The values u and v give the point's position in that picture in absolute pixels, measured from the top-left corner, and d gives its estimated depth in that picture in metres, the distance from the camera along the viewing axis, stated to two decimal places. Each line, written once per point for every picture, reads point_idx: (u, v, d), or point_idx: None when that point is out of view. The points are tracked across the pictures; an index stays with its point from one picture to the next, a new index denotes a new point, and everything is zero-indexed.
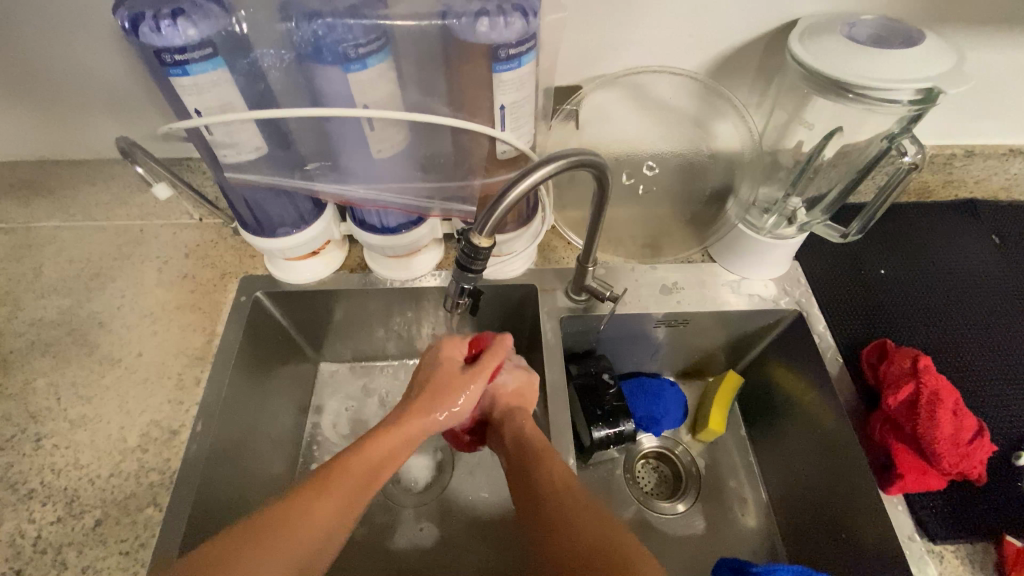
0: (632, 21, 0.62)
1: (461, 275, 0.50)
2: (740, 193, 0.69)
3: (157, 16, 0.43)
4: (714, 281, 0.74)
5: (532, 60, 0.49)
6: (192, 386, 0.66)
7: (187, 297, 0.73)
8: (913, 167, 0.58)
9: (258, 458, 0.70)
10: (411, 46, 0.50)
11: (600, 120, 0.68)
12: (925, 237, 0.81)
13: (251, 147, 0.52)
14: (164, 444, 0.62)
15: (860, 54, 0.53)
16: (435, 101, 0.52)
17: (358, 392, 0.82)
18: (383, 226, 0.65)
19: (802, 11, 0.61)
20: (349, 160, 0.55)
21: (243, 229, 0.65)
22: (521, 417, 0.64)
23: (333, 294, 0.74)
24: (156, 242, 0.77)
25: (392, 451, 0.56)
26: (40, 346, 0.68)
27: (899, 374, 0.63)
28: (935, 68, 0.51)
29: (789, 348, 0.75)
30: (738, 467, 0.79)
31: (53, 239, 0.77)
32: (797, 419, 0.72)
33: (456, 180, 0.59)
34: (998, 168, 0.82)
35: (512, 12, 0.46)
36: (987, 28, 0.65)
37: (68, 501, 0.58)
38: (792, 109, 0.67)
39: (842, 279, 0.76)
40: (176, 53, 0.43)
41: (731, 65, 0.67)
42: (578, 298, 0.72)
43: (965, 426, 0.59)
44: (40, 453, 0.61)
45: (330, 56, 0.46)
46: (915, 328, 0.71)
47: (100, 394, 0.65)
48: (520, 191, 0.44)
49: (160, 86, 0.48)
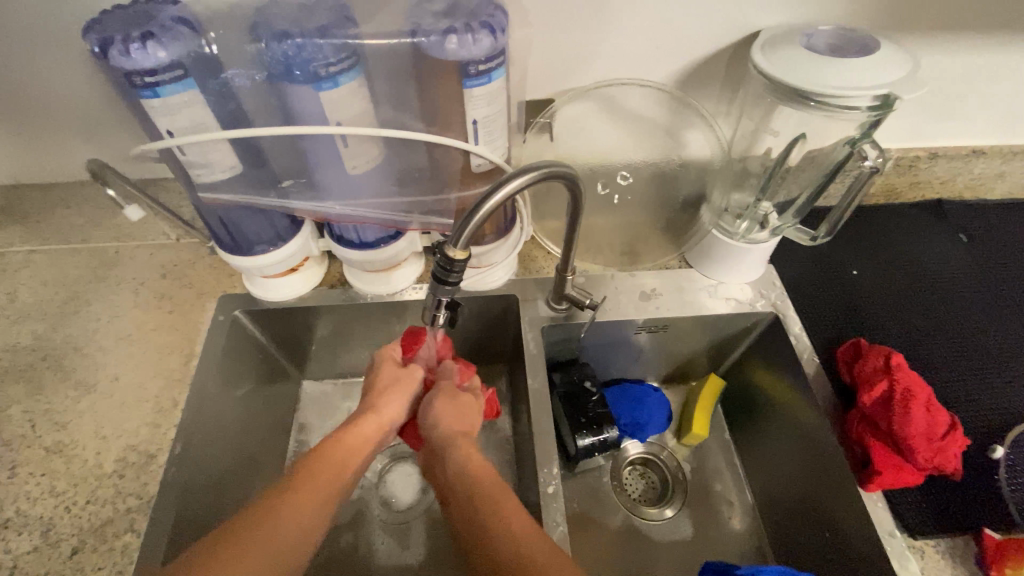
0: (601, 35, 0.64)
1: (438, 288, 0.50)
2: (713, 199, 0.73)
3: (126, 39, 0.43)
4: (691, 286, 0.74)
5: (501, 76, 0.50)
6: (170, 408, 0.65)
7: (164, 318, 0.72)
8: (875, 170, 0.60)
9: (240, 479, 0.69)
10: (382, 64, 0.50)
11: (574, 131, 0.69)
12: (895, 238, 0.83)
13: (225, 166, 0.52)
14: (142, 469, 0.61)
15: (820, 64, 0.55)
16: (409, 117, 0.53)
17: (342, 409, 0.82)
18: (361, 241, 0.65)
19: (764, 23, 0.63)
20: (324, 177, 0.55)
21: (220, 247, 0.64)
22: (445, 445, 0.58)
23: (313, 311, 0.73)
24: (133, 264, 0.76)
25: (357, 445, 0.59)
26: (14, 372, 0.67)
27: (872, 372, 0.64)
28: (890, 76, 0.53)
29: (767, 350, 0.76)
30: (724, 470, 0.80)
31: (26, 263, 0.76)
32: (779, 420, 0.73)
33: (433, 194, 0.59)
34: (962, 169, 0.84)
35: (480, 29, 0.47)
36: (941, 35, 0.67)
37: (43, 530, 0.57)
38: (759, 118, 0.68)
39: (817, 281, 0.78)
40: (146, 75, 0.44)
41: (699, 75, 0.69)
42: (558, 307, 0.73)
43: (938, 421, 0.61)
44: (13, 482, 0.60)
45: (301, 75, 0.46)
46: (888, 327, 0.73)
47: (76, 419, 0.64)
48: (494, 203, 0.45)
49: (131, 108, 0.48)
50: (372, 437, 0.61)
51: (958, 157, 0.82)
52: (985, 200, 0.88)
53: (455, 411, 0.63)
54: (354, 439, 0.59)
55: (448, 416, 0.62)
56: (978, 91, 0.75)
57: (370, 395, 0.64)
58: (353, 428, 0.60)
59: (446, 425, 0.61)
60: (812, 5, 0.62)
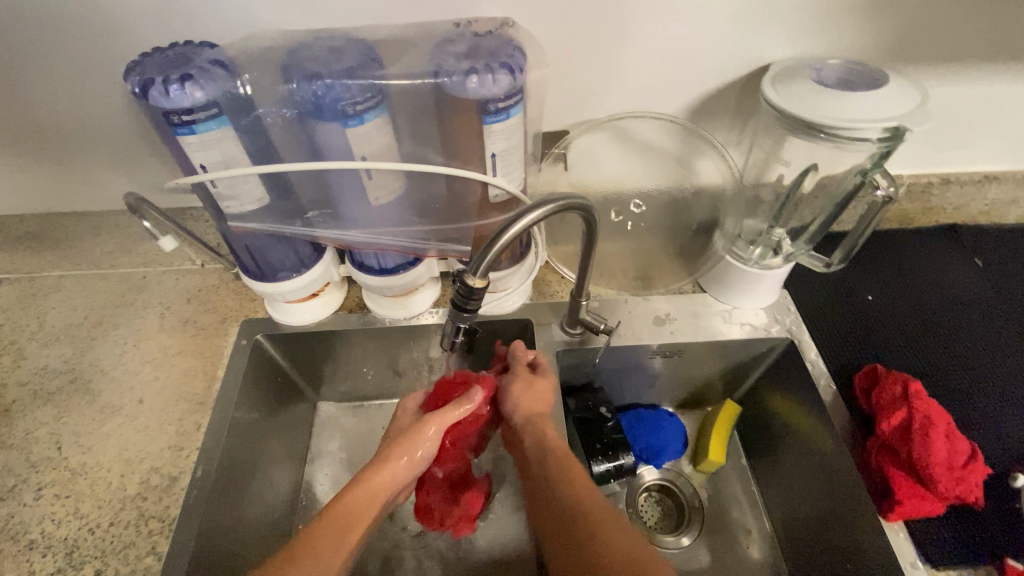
0: (614, 70, 0.66)
1: (457, 315, 0.51)
2: (726, 226, 0.72)
3: (166, 80, 0.45)
4: (705, 311, 0.75)
5: (519, 112, 0.52)
6: (192, 432, 0.66)
7: (188, 342, 0.74)
8: (888, 199, 0.61)
9: (258, 503, 0.70)
10: (406, 102, 0.53)
11: (588, 161, 0.71)
12: (909, 263, 0.83)
13: (254, 198, 0.54)
14: (164, 491, 0.62)
15: (828, 97, 0.56)
16: (430, 151, 0.55)
17: (357, 432, 0.83)
18: (382, 267, 0.66)
19: (773, 56, 0.65)
20: (347, 207, 0.57)
21: (245, 273, 0.66)
22: (542, 424, 0.63)
23: (332, 335, 0.75)
24: (159, 289, 0.79)
25: (376, 493, 0.59)
26: (43, 395, 0.69)
27: (891, 399, 0.64)
28: (900, 108, 0.54)
29: (783, 375, 0.76)
30: (741, 497, 0.79)
31: (57, 288, 0.79)
32: (796, 446, 0.73)
33: (451, 223, 0.61)
34: (975, 195, 0.84)
35: (499, 69, 0.49)
36: (949, 66, 0.68)
37: (68, 551, 0.58)
38: (770, 147, 0.69)
39: (831, 305, 0.78)
40: (184, 114, 0.46)
41: (710, 106, 0.70)
42: (573, 331, 0.74)
43: (959, 449, 0.60)
44: (40, 503, 0.61)
45: (329, 114, 0.48)
46: (904, 353, 0.73)
47: (102, 442, 0.66)
48: (512, 234, 0.46)
49: (166, 143, 0.51)
50: (388, 484, 0.61)
51: (970, 183, 0.82)
52: (1000, 225, 0.88)
53: (535, 401, 0.66)
54: (369, 489, 0.59)
55: (529, 403, 0.65)
56: (989, 119, 0.76)
57: (382, 449, 0.63)
58: (371, 476, 0.60)
59: (527, 409, 0.65)
60: (820, 39, 0.64)
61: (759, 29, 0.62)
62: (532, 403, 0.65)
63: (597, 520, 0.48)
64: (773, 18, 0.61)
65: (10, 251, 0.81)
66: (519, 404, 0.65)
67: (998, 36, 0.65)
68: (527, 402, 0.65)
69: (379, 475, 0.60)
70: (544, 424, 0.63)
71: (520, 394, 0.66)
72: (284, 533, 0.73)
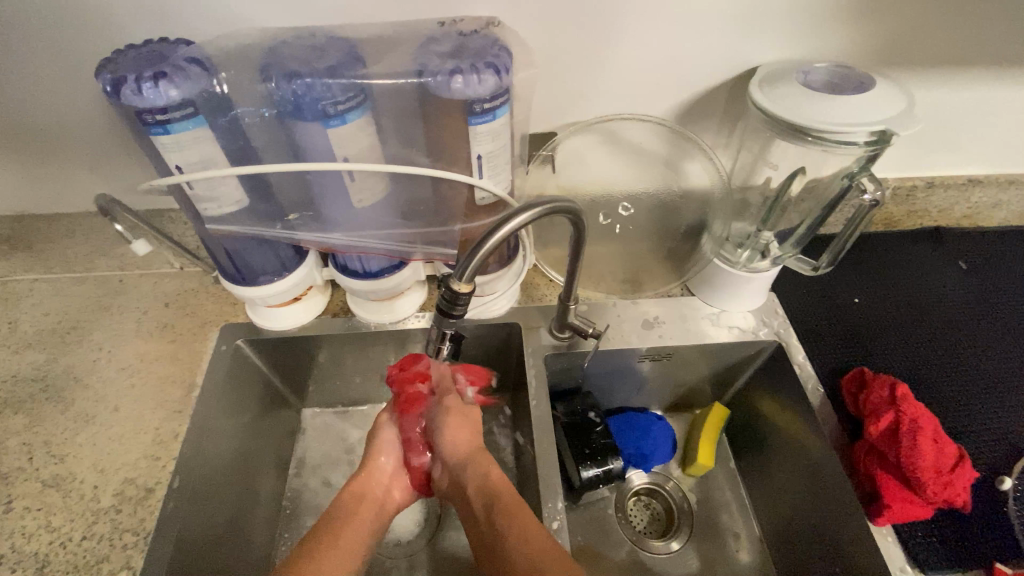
0: (602, 73, 0.65)
1: (443, 320, 0.50)
2: (714, 229, 0.71)
3: (139, 78, 0.44)
4: (694, 314, 0.75)
5: (505, 113, 0.51)
6: (170, 441, 0.64)
7: (166, 347, 0.72)
8: (874, 204, 0.61)
9: (237, 513, 0.68)
10: (389, 102, 0.52)
11: (575, 163, 0.71)
12: (895, 265, 0.83)
13: (232, 200, 0.53)
14: (139, 503, 0.60)
15: (816, 101, 0.56)
16: (415, 153, 0.54)
17: (343, 439, 0.81)
18: (366, 271, 0.65)
19: (760, 60, 0.65)
20: (330, 210, 0.56)
21: (225, 277, 0.64)
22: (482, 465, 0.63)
23: (315, 340, 0.73)
24: (136, 293, 0.76)
25: (365, 494, 0.65)
26: (14, 404, 0.67)
27: (879, 403, 0.64)
28: (887, 112, 0.54)
29: (771, 379, 0.75)
30: (730, 500, 0.79)
31: (29, 292, 0.76)
32: (785, 450, 0.73)
33: (437, 226, 0.60)
34: (958, 198, 0.85)
35: (485, 69, 0.48)
36: (935, 70, 0.69)
37: (38, 567, 0.56)
38: (758, 150, 0.69)
39: (819, 308, 0.78)
40: (158, 113, 0.44)
41: (697, 109, 0.70)
42: (561, 336, 0.73)
43: (946, 453, 0.60)
44: (9, 516, 0.59)
45: (309, 113, 0.47)
46: (891, 355, 0.73)
47: (74, 452, 0.63)
48: (498, 238, 0.45)
49: (140, 143, 0.49)
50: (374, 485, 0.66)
51: (954, 186, 0.83)
52: (983, 227, 0.89)
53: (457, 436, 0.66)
54: (356, 491, 0.65)
55: (460, 437, 0.66)
56: (972, 124, 0.76)
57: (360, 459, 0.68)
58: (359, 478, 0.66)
59: (462, 446, 0.65)
60: (807, 41, 0.64)
61: (747, 31, 0.62)
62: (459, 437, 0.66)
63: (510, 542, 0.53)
64: (761, 20, 0.61)
65: None
66: (449, 442, 0.66)
67: (982, 40, 0.66)
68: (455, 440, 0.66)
69: (364, 479, 0.66)
70: (480, 462, 0.64)
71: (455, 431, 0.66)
72: (266, 542, 0.71)
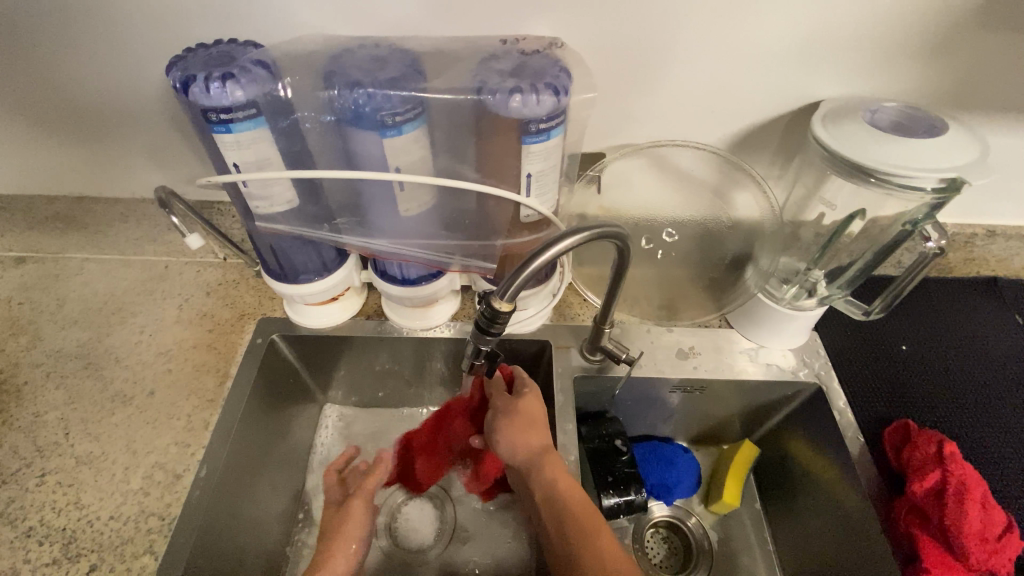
0: (658, 97, 0.64)
1: (479, 337, 0.49)
2: (760, 263, 0.69)
3: (208, 78, 0.45)
4: (730, 348, 0.73)
5: (560, 134, 0.51)
6: (200, 430, 0.65)
7: (204, 336, 0.73)
8: (937, 252, 0.57)
9: (258, 505, 0.69)
10: (445, 116, 0.52)
11: (621, 186, 0.70)
12: (948, 313, 0.79)
13: (283, 200, 0.54)
14: (166, 489, 0.61)
15: (882, 141, 0.54)
16: (464, 167, 0.54)
17: (364, 440, 0.81)
18: (404, 278, 0.66)
19: (823, 95, 0.63)
20: (376, 216, 0.56)
21: (268, 272, 0.66)
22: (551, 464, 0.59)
23: (347, 340, 0.74)
24: (180, 280, 0.79)
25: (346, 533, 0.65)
26: (56, 378, 0.69)
27: (924, 460, 0.61)
28: (959, 159, 0.52)
29: (807, 421, 0.73)
30: (753, 543, 0.76)
31: (80, 271, 0.79)
32: (818, 498, 0.70)
33: (479, 240, 0.60)
34: (1020, 249, 0.81)
35: (544, 89, 0.48)
36: (1009, 117, 0.66)
37: (65, 543, 0.57)
38: (812, 184, 0.67)
39: (862, 353, 0.75)
40: (222, 112, 0.46)
41: (752, 139, 0.68)
42: (592, 358, 0.71)
43: (994, 521, 0.58)
44: (43, 489, 0.60)
45: (367, 122, 0.48)
46: (938, 410, 0.70)
47: (109, 432, 0.65)
48: (544, 258, 0.45)
49: (202, 140, 0.50)
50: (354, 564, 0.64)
51: (1016, 237, 0.81)
52: None
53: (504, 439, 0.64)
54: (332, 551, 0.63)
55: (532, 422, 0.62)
56: None
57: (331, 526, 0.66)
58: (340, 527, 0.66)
59: (538, 436, 0.61)
60: (872, 78, 0.62)
61: (810, 64, 0.60)
62: (536, 414, 0.63)
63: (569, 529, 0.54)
64: (825, 54, 0.59)
65: (38, 231, 0.81)
66: (515, 441, 0.61)
67: None
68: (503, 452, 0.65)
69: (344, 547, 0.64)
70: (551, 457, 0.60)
71: (533, 418, 0.63)
72: (281, 537, 0.72)
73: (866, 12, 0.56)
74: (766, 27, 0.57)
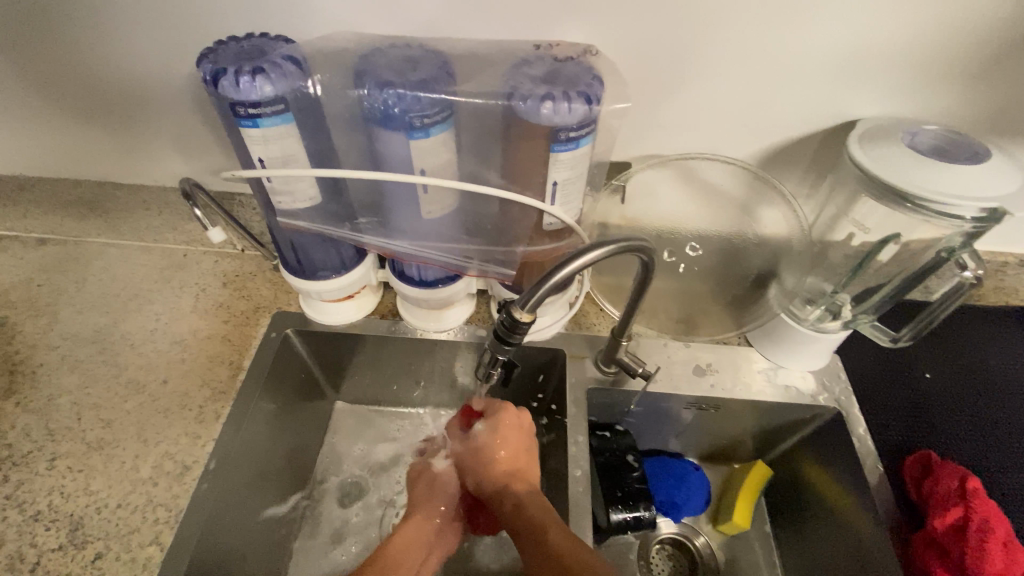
0: (689, 109, 0.63)
1: (497, 346, 0.49)
2: (786, 281, 0.68)
3: (238, 71, 0.45)
4: (749, 367, 0.71)
5: (589, 143, 0.50)
6: (211, 422, 0.65)
7: (219, 327, 0.73)
8: (975, 283, 0.56)
9: (263, 501, 0.68)
10: (474, 120, 0.51)
11: (645, 196, 0.68)
12: (977, 342, 0.77)
13: (306, 197, 0.53)
14: (175, 479, 0.61)
15: (923, 166, 0.52)
16: (489, 172, 0.54)
17: (371, 440, 0.81)
18: (421, 280, 0.65)
19: (860, 114, 0.62)
20: (397, 217, 0.56)
21: (286, 268, 0.66)
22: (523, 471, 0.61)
23: (360, 338, 0.74)
24: (197, 269, 0.79)
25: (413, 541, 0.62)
26: (70, 362, 0.69)
27: (945, 494, 0.60)
28: (1002, 188, 0.50)
29: (824, 445, 0.71)
30: (761, 566, 0.74)
31: (99, 256, 0.80)
32: (832, 525, 0.68)
33: (499, 246, 0.59)
34: None
35: (576, 97, 0.46)
36: None
37: (72, 529, 0.57)
38: (843, 204, 0.65)
39: (885, 379, 0.73)
40: (250, 107, 0.45)
41: (783, 155, 0.67)
42: (607, 370, 0.70)
43: (1019, 560, 0.56)
44: (53, 473, 0.61)
45: (396, 123, 0.47)
46: (961, 442, 0.68)
47: (120, 419, 0.65)
48: (568, 271, 0.44)
49: (228, 133, 0.50)
50: None
51: None
52: None
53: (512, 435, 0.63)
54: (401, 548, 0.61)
55: (516, 430, 0.63)
56: None
57: (401, 533, 0.62)
58: (395, 537, 0.62)
59: (520, 438, 0.63)
60: (911, 97, 0.60)
61: (847, 80, 0.59)
62: (518, 425, 0.63)
63: (552, 524, 0.54)
64: (864, 71, 0.58)
65: (61, 213, 0.82)
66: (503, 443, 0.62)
67: None
68: (510, 445, 0.62)
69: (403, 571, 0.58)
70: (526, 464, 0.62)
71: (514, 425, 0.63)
72: (284, 533, 0.71)
73: (910, 31, 0.54)
74: (805, 42, 0.56)
